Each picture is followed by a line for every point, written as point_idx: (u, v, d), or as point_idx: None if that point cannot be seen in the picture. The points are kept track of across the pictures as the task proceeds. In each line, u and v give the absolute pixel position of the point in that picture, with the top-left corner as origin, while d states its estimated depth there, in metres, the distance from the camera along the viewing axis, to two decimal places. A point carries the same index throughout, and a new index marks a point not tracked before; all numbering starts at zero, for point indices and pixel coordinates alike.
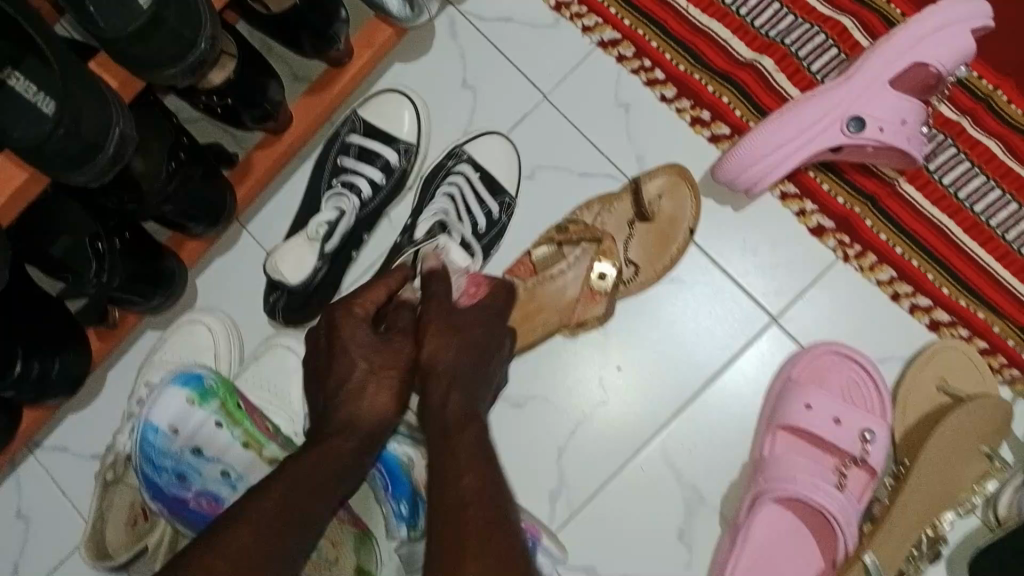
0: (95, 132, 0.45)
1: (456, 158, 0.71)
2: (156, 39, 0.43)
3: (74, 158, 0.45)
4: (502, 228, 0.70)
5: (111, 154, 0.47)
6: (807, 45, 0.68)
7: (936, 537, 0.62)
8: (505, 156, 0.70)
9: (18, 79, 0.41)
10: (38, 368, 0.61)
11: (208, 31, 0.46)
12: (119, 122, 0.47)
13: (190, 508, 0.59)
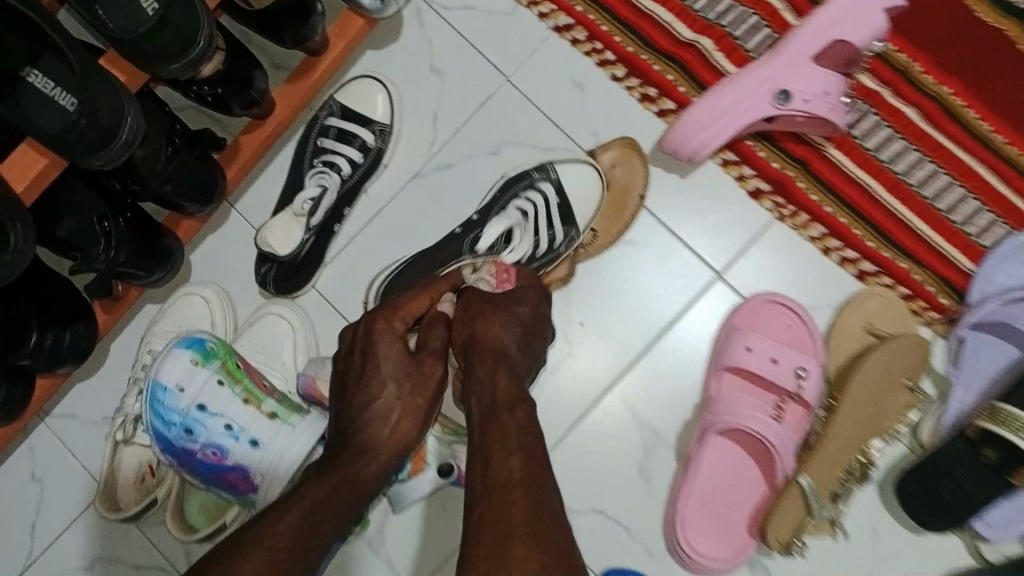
0: (108, 120, 0.52)
1: (545, 173, 0.75)
2: (162, 38, 0.49)
3: (90, 144, 0.51)
4: (558, 256, 0.74)
5: (124, 140, 0.54)
6: (742, 25, 0.75)
7: (866, 461, 0.69)
8: (585, 181, 0.75)
9: (36, 76, 0.47)
10: (51, 339, 0.68)
11: (205, 34, 0.52)
12: (129, 112, 0.53)
13: (198, 457, 0.66)
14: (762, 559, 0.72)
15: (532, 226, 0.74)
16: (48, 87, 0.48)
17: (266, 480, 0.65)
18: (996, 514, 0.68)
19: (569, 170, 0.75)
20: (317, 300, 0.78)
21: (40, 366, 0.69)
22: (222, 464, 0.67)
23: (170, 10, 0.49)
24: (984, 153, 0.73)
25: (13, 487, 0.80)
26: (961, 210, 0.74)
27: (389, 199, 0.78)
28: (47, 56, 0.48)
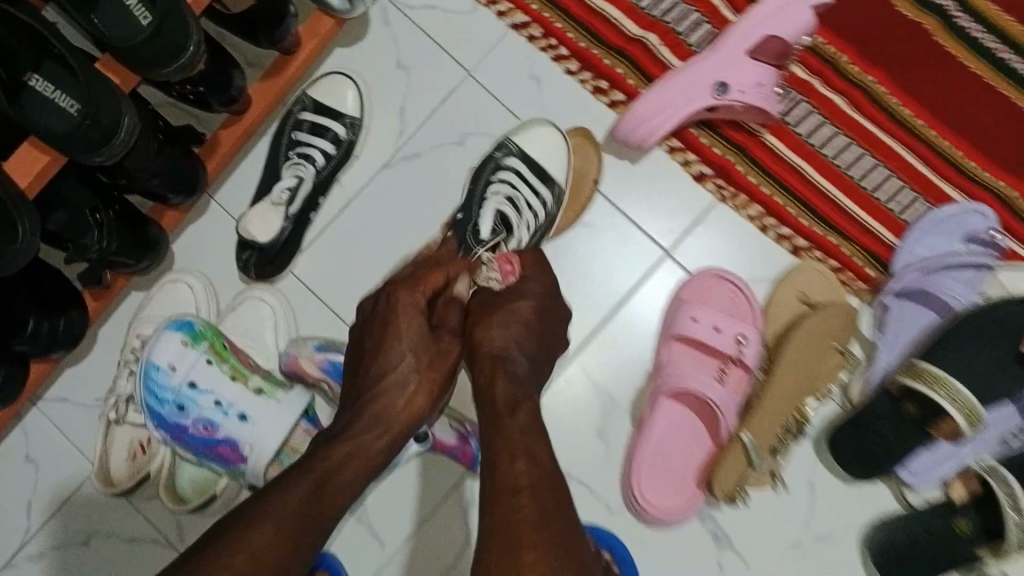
0: (108, 121, 0.57)
1: (503, 148, 0.81)
2: (156, 46, 0.55)
3: (92, 143, 0.57)
4: (553, 218, 0.81)
5: (123, 140, 0.59)
6: (684, 21, 0.81)
7: (802, 418, 0.76)
8: (552, 142, 0.81)
9: (38, 80, 0.53)
10: (47, 325, 0.73)
11: (196, 36, 0.58)
12: (127, 114, 0.59)
13: (190, 432, 0.72)
14: (711, 511, 0.78)
15: (516, 201, 0.80)
16: (51, 92, 0.53)
17: (253, 450, 0.70)
18: (920, 464, 0.75)
19: (528, 135, 0.81)
20: (295, 285, 0.83)
21: (37, 351, 0.74)
22: (213, 438, 0.72)
23: (163, 22, 0.55)
24: (905, 137, 0.81)
25: (9, 469, 0.84)
26: (885, 189, 0.81)
27: (361, 188, 0.84)
28: (48, 63, 0.54)
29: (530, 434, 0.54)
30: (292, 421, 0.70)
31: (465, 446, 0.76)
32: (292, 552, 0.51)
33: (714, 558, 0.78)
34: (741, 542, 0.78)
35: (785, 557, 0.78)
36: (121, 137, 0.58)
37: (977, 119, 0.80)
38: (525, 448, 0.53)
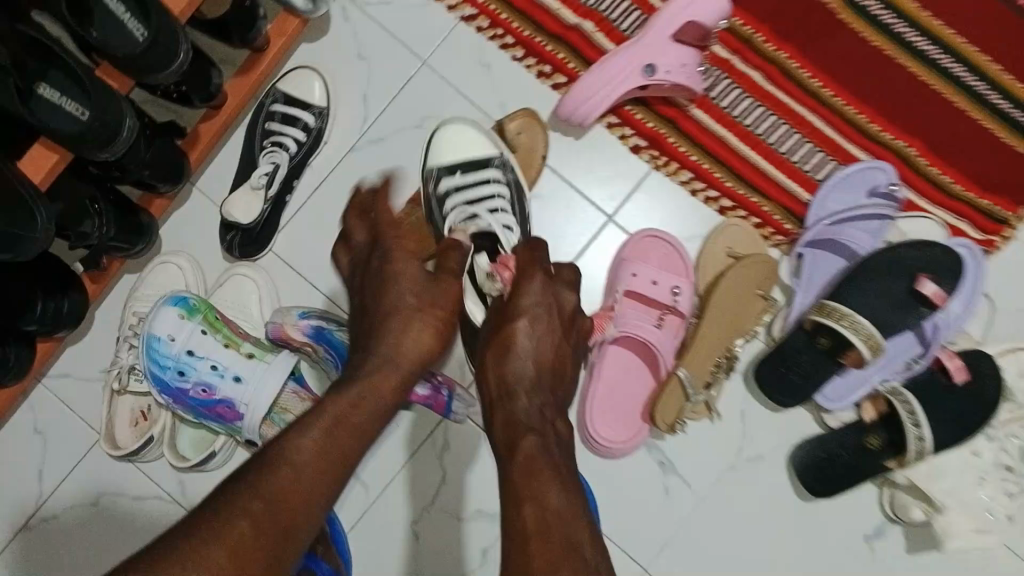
0: (113, 122, 0.66)
1: (432, 178, 0.88)
2: (152, 56, 0.64)
3: (99, 142, 0.65)
4: (518, 183, 0.88)
5: (125, 138, 0.68)
6: (616, 9, 0.91)
7: (731, 357, 0.87)
8: (462, 133, 0.88)
9: (45, 88, 0.61)
10: (53, 305, 0.81)
11: (184, 49, 0.67)
12: (128, 116, 0.68)
13: (190, 394, 0.80)
14: (656, 442, 0.89)
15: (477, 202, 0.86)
16: (59, 98, 0.61)
17: (246, 406, 0.79)
18: (832, 389, 0.86)
19: (439, 144, 0.88)
20: (275, 261, 0.91)
21: (46, 329, 0.82)
22: (211, 398, 0.81)
23: (157, 35, 0.64)
24: (815, 105, 0.91)
25: (19, 440, 0.92)
26: (800, 154, 0.91)
27: (331, 171, 0.92)
28: (51, 72, 0.61)
29: (533, 466, 0.56)
30: (281, 379, 0.79)
31: (438, 395, 0.83)
32: (306, 499, 0.56)
33: (661, 483, 0.89)
34: (683, 467, 0.89)
35: (723, 479, 0.89)
36: (124, 136, 0.67)
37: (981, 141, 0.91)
38: (529, 489, 0.55)
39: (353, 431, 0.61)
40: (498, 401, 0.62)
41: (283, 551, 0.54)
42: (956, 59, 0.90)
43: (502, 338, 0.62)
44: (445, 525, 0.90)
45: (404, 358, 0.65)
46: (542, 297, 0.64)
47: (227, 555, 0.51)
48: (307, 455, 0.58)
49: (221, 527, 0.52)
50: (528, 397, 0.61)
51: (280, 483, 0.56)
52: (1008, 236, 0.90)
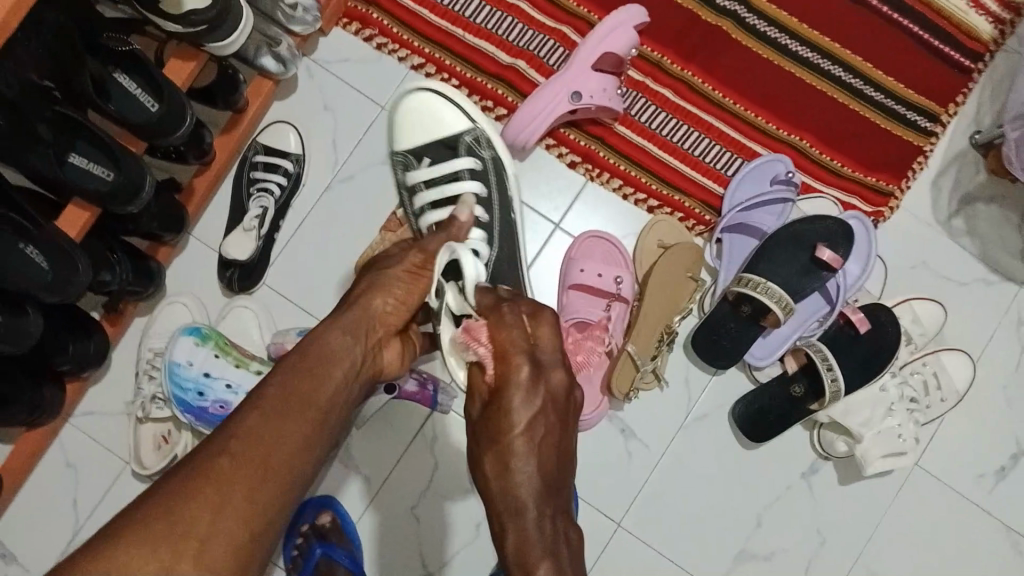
0: (139, 178, 0.79)
1: (403, 164, 1.00)
2: (167, 124, 0.78)
3: (127, 197, 0.78)
4: (489, 162, 0.97)
5: (149, 193, 0.82)
6: (544, 48, 1.05)
7: (671, 332, 1.02)
8: (427, 109, 0.98)
9: (77, 157, 0.75)
10: (81, 348, 0.93)
11: (188, 117, 0.81)
12: (150, 174, 0.82)
13: (211, 411, 0.94)
14: (616, 413, 1.04)
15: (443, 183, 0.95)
16: (86, 163, 0.75)
17: None
18: (760, 348, 1.02)
19: (405, 122, 0.99)
20: (270, 293, 1.05)
21: (76, 368, 0.94)
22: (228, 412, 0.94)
23: (171, 106, 0.78)
24: (719, 113, 1.07)
25: (51, 475, 1.03)
26: (711, 155, 1.07)
27: (311, 208, 1.06)
28: (80, 143, 0.75)
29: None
30: None
31: (424, 390, 0.99)
32: (277, 440, 0.61)
33: (624, 448, 1.04)
34: (641, 431, 1.04)
35: (675, 436, 1.04)
36: (148, 191, 0.80)
37: (872, 136, 1.07)
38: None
39: (314, 371, 0.65)
40: (506, 517, 0.57)
41: (266, 481, 0.60)
42: (834, 62, 1.06)
43: (498, 449, 0.56)
44: (443, 506, 1.03)
45: (365, 318, 0.71)
46: (530, 401, 0.56)
47: (212, 488, 0.57)
48: (275, 399, 0.63)
49: (208, 462, 0.59)
50: (538, 509, 0.56)
51: (252, 425, 0.61)
52: (893, 206, 1.07)
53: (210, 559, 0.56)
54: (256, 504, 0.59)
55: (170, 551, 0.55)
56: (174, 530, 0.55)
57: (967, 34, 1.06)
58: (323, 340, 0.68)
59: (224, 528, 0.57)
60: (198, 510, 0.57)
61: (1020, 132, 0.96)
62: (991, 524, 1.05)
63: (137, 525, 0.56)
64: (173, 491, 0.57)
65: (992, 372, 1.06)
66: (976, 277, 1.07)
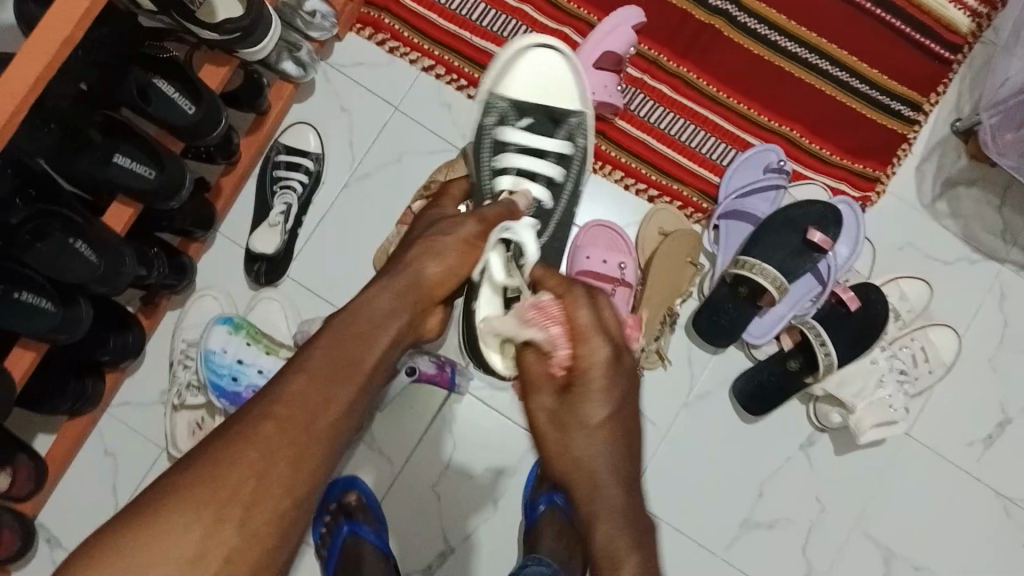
0: (178, 178, 0.86)
1: (494, 110, 0.97)
2: (205, 126, 0.85)
3: (169, 194, 0.86)
4: (580, 152, 0.98)
5: (185, 191, 0.89)
6: None
7: (672, 314, 1.09)
8: (545, 76, 0.99)
9: (121, 157, 0.79)
10: (121, 339, 0.99)
11: (222, 122, 0.88)
12: (188, 172, 0.89)
13: (244, 394, 1.00)
14: None
15: (530, 149, 0.94)
16: (130, 163, 0.80)
17: None
18: (756, 326, 1.08)
19: (515, 80, 0.99)
20: (293, 285, 1.11)
21: (116, 359, 1.00)
22: None
23: (208, 109, 0.85)
24: (714, 106, 1.13)
25: (91, 463, 1.09)
26: (706, 146, 1.13)
27: (331, 204, 1.12)
28: (122, 145, 0.80)
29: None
30: None
31: (442, 372, 1.04)
32: (326, 404, 0.60)
33: None
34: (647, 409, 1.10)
35: (679, 412, 1.10)
36: (187, 189, 0.88)
37: (859, 125, 1.14)
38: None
39: (360, 337, 0.63)
40: (587, 499, 0.55)
41: (310, 449, 0.59)
42: (821, 57, 1.13)
43: (575, 435, 0.55)
44: (462, 483, 1.10)
45: (418, 283, 0.69)
46: (610, 388, 0.54)
47: (257, 454, 0.57)
48: (322, 362, 0.61)
49: (251, 425, 0.58)
50: (622, 488, 0.55)
51: (301, 385, 0.60)
52: (880, 191, 1.14)
53: (255, 526, 0.56)
54: (300, 472, 0.58)
55: (211, 517, 0.55)
56: (216, 496, 0.55)
57: (947, 27, 1.13)
58: (372, 303, 0.66)
59: (269, 496, 0.56)
60: (242, 477, 0.56)
61: (996, 118, 1.02)
62: (980, 488, 1.11)
63: (178, 489, 0.56)
64: (216, 452, 0.58)
65: (976, 345, 1.13)
66: (960, 256, 1.13)
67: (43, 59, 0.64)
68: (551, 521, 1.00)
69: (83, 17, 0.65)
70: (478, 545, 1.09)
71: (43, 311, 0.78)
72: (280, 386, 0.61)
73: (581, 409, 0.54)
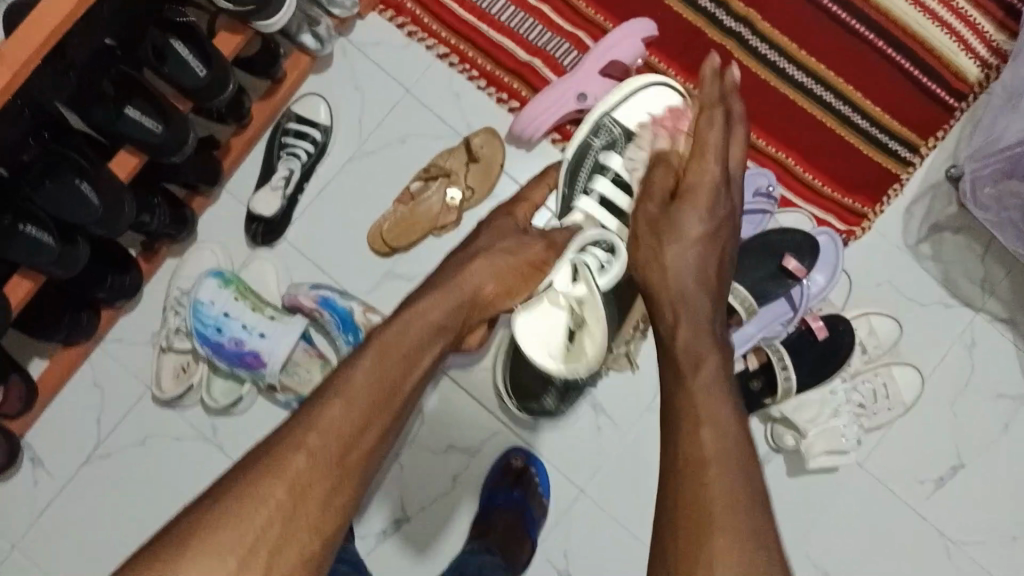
0: (182, 135, 0.91)
1: (603, 127, 1.03)
2: (213, 90, 0.90)
3: (172, 149, 0.90)
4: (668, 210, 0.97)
5: (189, 149, 0.94)
6: (559, 50, 1.14)
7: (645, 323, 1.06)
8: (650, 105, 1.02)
9: (132, 110, 0.84)
10: (119, 280, 1.04)
11: (231, 86, 0.93)
12: (192, 130, 0.93)
13: (227, 346, 1.06)
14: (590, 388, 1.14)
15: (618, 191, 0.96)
16: (139, 117, 0.85)
17: (269, 356, 1.05)
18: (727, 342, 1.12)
19: (627, 107, 1.03)
20: (287, 248, 1.16)
21: (111, 297, 1.05)
22: (242, 349, 1.06)
23: (216, 76, 0.89)
24: None
25: (79, 392, 1.15)
26: None
27: (333, 175, 1.17)
28: (135, 100, 0.85)
29: (709, 389, 0.64)
30: (295, 338, 1.06)
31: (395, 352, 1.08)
32: (362, 434, 0.67)
33: (593, 421, 1.15)
34: (611, 407, 1.15)
35: (641, 415, 1.14)
36: (190, 146, 0.92)
37: (853, 161, 1.16)
38: (705, 415, 0.62)
39: (404, 358, 0.71)
40: (654, 264, 0.73)
41: (340, 483, 0.66)
42: (826, 89, 1.15)
43: (672, 218, 0.74)
44: (426, 456, 1.15)
45: (470, 298, 0.76)
46: (718, 193, 0.75)
47: (284, 493, 0.63)
48: (363, 391, 0.68)
49: (282, 460, 0.64)
50: (689, 242, 0.72)
51: (335, 414, 0.66)
52: (865, 227, 1.16)
53: (281, 567, 0.62)
54: (328, 507, 0.65)
55: (236, 563, 0.60)
56: (243, 543, 0.61)
57: (955, 75, 1.15)
58: (427, 317, 0.73)
59: (295, 537, 0.63)
60: (265, 518, 0.62)
61: (1003, 165, 1.04)
62: (924, 526, 1.14)
63: (208, 520, 0.62)
64: (251, 482, 0.63)
65: (939, 387, 1.15)
66: (936, 299, 1.16)
67: (67, 7, 0.69)
68: (504, 518, 1.09)
69: None
70: (433, 515, 1.15)
71: (43, 244, 0.83)
72: (317, 412, 0.67)
73: (692, 207, 0.74)
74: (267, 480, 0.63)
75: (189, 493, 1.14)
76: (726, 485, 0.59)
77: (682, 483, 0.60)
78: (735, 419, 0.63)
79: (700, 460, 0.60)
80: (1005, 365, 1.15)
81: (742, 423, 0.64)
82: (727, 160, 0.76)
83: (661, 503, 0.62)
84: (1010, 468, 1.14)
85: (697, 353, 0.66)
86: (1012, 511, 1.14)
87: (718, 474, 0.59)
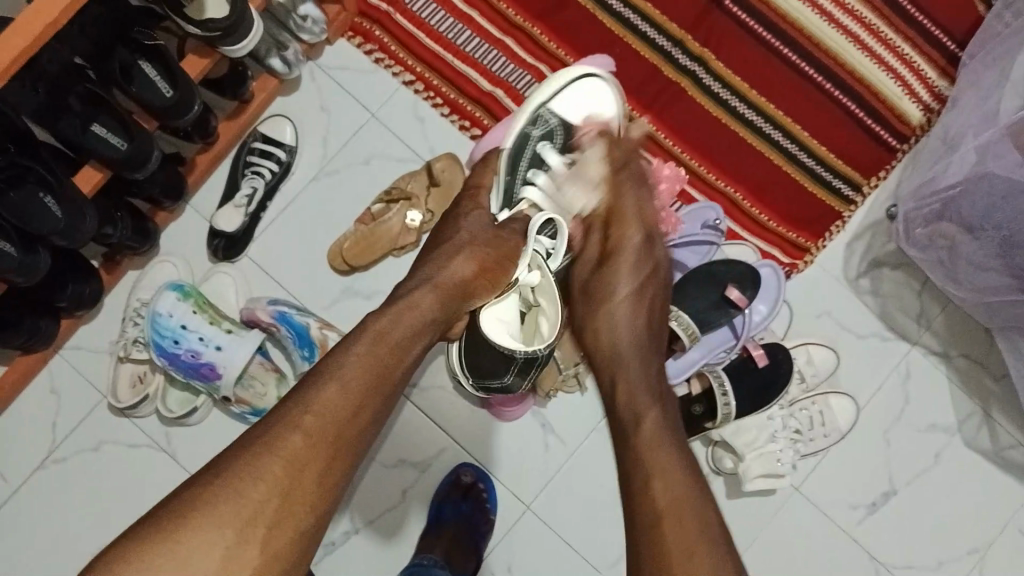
0: (145, 153, 0.93)
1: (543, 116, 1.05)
2: (177, 108, 0.93)
3: (136, 165, 0.93)
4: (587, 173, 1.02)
5: (153, 166, 0.96)
6: (522, 81, 1.19)
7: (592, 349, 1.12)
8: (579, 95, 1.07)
9: (98, 127, 0.87)
10: (79, 290, 1.07)
11: (197, 104, 0.96)
12: (157, 148, 0.96)
13: (183, 358, 1.08)
14: (540, 409, 1.18)
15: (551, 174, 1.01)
16: (105, 133, 0.88)
17: (226, 367, 1.07)
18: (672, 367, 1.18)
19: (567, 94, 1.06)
20: (248, 264, 1.19)
21: (71, 306, 1.08)
22: (199, 361, 1.08)
23: (179, 95, 0.92)
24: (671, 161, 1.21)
25: (36, 398, 1.16)
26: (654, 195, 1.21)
27: (297, 194, 1.20)
28: (103, 117, 0.87)
29: (655, 437, 0.73)
30: (252, 350, 1.08)
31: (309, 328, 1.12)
32: (357, 415, 0.70)
33: (542, 440, 1.18)
34: (560, 427, 1.18)
35: (589, 436, 1.18)
36: (153, 165, 0.96)
37: (798, 198, 1.22)
38: (654, 462, 0.71)
39: (393, 348, 0.74)
40: (591, 332, 0.87)
41: (333, 462, 0.69)
42: (775, 127, 1.21)
43: (603, 284, 0.88)
44: (379, 473, 1.18)
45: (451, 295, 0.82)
46: (639, 258, 0.89)
47: (282, 469, 0.66)
48: (356, 373, 0.71)
49: (281, 437, 0.67)
50: (621, 310, 0.85)
51: (331, 395, 0.69)
52: (808, 260, 1.21)
53: (275, 547, 0.65)
54: (321, 486, 0.68)
55: (234, 535, 0.64)
56: (242, 517, 0.64)
57: (898, 118, 1.21)
58: (419, 309, 0.78)
59: (292, 514, 0.66)
60: (264, 493, 0.65)
61: (936, 207, 1.09)
62: (857, 550, 1.19)
63: (209, 487, 0.65)
64: (252, 454, 0.67)
65: (874, 416, 1.20)
66: (874, 332, 1.21)
67: (48, 18, 0.72)
68: (453, 528, 1.12)
69: (65, 10, 0.73)
70: (385, 529, 1.17)
71: (5, 254, 0.86)
72: (313, 393, 0.70)
73: (615, 270, 0.88)
74: (260, 457, 0.66)
75: (142, 501, 1.15)
76: (682, 531, 0.67)
77: (646, 528, 0.68)
78: (683, 469, 0.71)
79: (657, 511, 0.69)
80: (938, 398, 1.20)
81: (690, 472, 0.72)
82: (646, 230, 0.91)
83: (632, 538, 0.70)
84: (939, 496, 1.19)
85: (638, 409, 0.76)
86: (940, 538, 1.19)
87: (673, 523, 0.68)
